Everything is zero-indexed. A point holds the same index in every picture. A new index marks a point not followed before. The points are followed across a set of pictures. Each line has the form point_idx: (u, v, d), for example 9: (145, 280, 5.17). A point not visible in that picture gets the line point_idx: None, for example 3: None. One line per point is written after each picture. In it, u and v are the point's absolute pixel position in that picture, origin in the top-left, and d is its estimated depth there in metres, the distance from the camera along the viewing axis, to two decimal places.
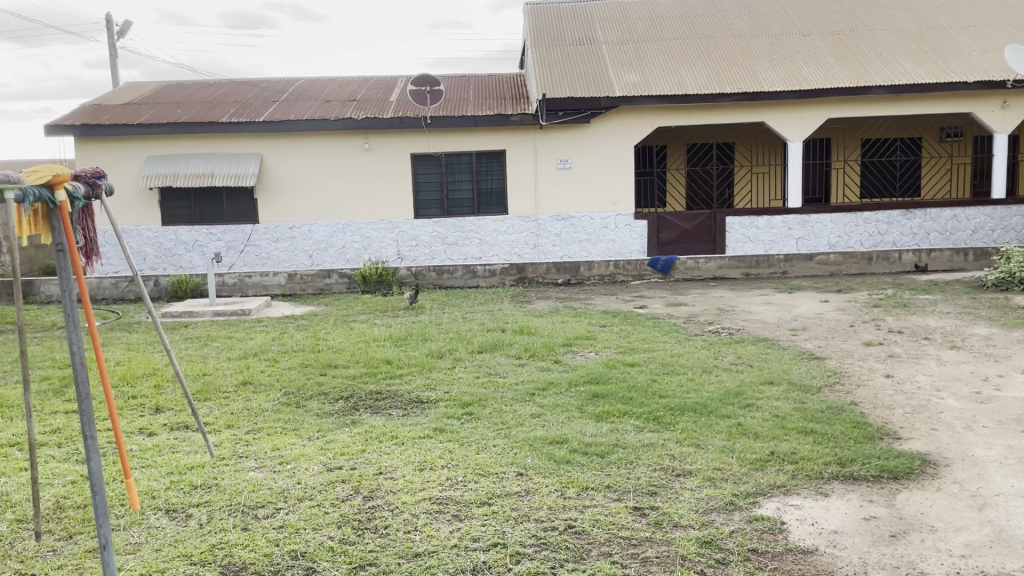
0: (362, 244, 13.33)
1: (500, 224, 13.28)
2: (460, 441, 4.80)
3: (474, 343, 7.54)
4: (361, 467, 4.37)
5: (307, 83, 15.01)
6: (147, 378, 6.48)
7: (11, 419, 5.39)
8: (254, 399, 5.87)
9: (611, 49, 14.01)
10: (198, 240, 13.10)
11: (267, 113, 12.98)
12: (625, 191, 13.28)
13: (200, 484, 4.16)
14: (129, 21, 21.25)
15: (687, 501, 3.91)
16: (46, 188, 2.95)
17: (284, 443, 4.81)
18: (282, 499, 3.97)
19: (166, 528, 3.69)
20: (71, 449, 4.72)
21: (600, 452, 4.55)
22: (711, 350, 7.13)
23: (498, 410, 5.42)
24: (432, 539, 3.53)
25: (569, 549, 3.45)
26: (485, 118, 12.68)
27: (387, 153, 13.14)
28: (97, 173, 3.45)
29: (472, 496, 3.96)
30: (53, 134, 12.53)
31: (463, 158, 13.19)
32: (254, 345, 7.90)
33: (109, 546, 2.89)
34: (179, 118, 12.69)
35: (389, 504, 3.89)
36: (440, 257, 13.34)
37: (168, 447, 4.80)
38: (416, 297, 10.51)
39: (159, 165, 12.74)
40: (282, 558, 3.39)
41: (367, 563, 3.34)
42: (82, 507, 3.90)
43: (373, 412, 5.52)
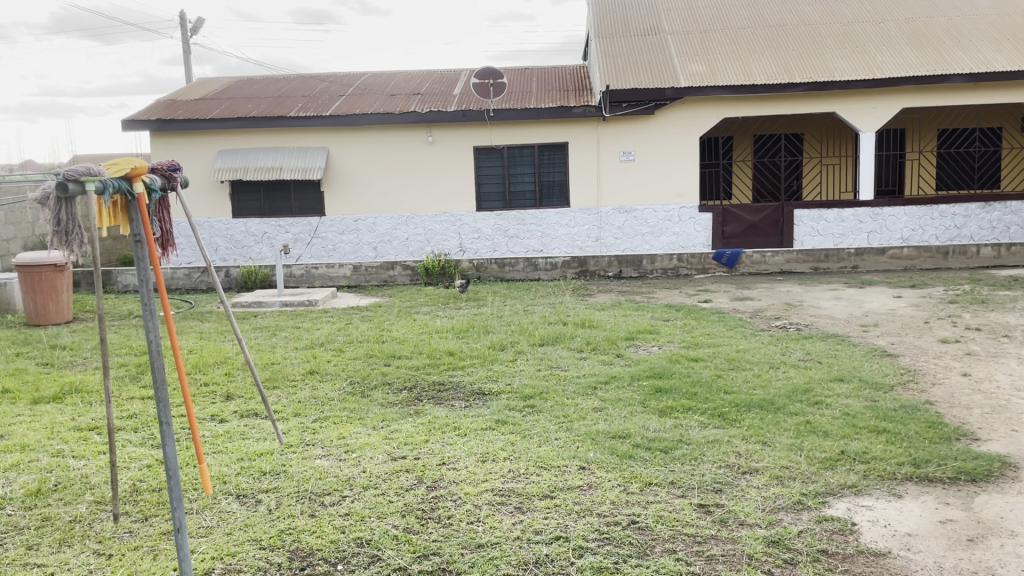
0: (425, 237, 13.46)
1: (562, 217, 13.24)
2: (522, 433, 4.80)
3: (536, 335, 7.54)
4: (425, 457, 4.41)
5: (373, 77, 15.23)
6: (219, 366, 6.66)
7: (91, 404, 5.60)
8: (321, 388, 5.99)
9: (676, 39, 13.80)
10: (267, 232, 13.39)
11: (333, 108, 13.18)
12: (689, 182, 13.10)
13: (269, 471, 4.25)
14: (202, 18, 21.76)
15: (755, 500, 3.83)
16: (125, 180, 3.04)
17: (349, 432, 4.89)
18: (348, 487, 4.04)
19: (237, 512, 3.79)
20: (146, 434, 4.87)
21: (664, 448, 4.49)
22: (778, 346, 6.98)
23: (560, 404, 5.39)
24: (495, 531, 3.54)
25: (634, 545, 3.42)
26: (547, 110, 12.63)
27: (450, 146, 13.21)
28: (172, 166, 3.54)
29: (534, 488, 3.96)
30: (131, 129, 12.97)
31: (526, 151, 13.17)
32: (322, 335, 8.05)
33: (183, 529, 2.98)
34: (250, 113, 12.99)
35: (452, 494, 3.92)
36: (502, 249, 13.37)
37: (238, 434, 4.92)
38: (467, 285, 11.23)
39: (231, 159, 13.08)
40: (348, 545, 3.44)
41: (431, 553, 3.38)
42: (157, 490, 4.03)
43: (436, 403, 5.55)
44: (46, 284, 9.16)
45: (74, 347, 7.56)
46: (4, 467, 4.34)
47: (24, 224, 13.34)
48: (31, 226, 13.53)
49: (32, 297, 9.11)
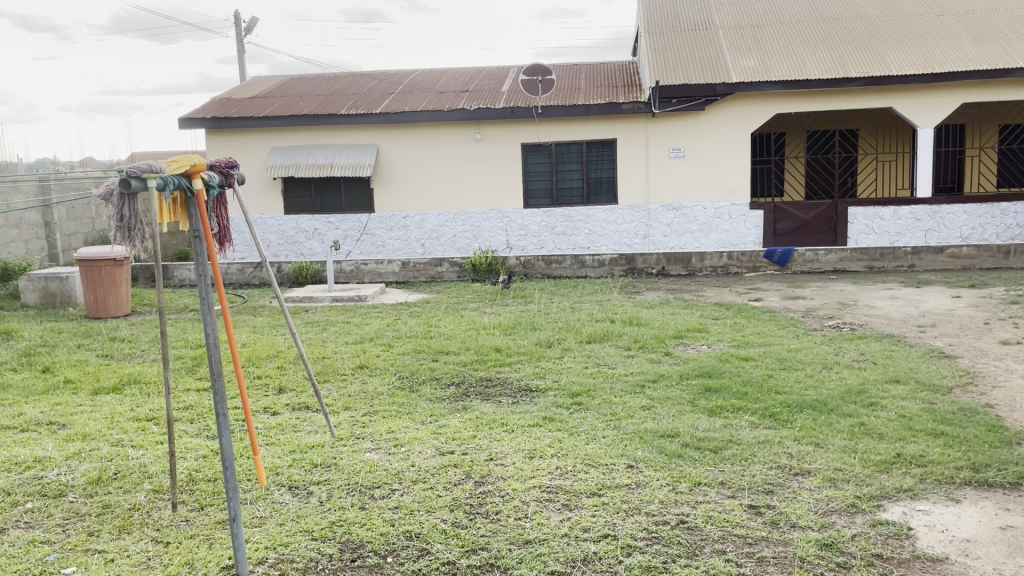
0: (473, 234, 13.52)
1: (609, 214, 13.16)
2: (570, 431, 4.79)
3: (584, 333, 7.51)
4: (473, 453, 4.43)
5: (423, 75, 15.34)
6: (271, 359, 6.78)
7: (149, 395, 5.75)
8: (371, 382, 6.07)
9: (728, 34, 13.62)
10: (318, 229, 13.58)
11: (383, 106, 13.30)
12: (740, 179, 12.92)
13: (320, 463, 4.32)
14: (256, 18, 22.11)
15: (807, 502, 3.77)
16: (184, 177, 3.11)
17: (398, 426, 4.94)
18: (397, 480, 4.08)
19: (289, 504, 3.85)
20: (202, 425, 4.99)
21: (714, 448, 4.44)
22: (831, 346, 6.85)
23: (607, 402, 5.37)
24: (542, 527, 3.55)
25: (683, 545, 3.39)
26: (596, 106, 12.57)
27: (498, 142, 13.23)
28: (230, 163, 3.61)
29: (583, 486, 3.95)
30: (187, 127, 13.26)
31: (574, 147, 13.12)
32: (371, 330, 8.13)
33: (238, 518, 3.08)
34: (302, 111, 13.18)
35: (500, 490, 3.94)
36: (549, 246, 13.36)
37: (291, 426, 5.00)
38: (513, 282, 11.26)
39: (283, 156, 13.28)
40: (398, 538, 3.48)
41: (479, 548, 3.39)
42: (213, 480, 4.13)
43: (483, 399, 5.58)
44: (105, 277, 9.43)
45: (132, 340, 7.77)
46: (67, 454, 4.49)
47: (85, 219, 13.76)
48: (91, 221, 13.94)
49: (93, 290, 9.38)
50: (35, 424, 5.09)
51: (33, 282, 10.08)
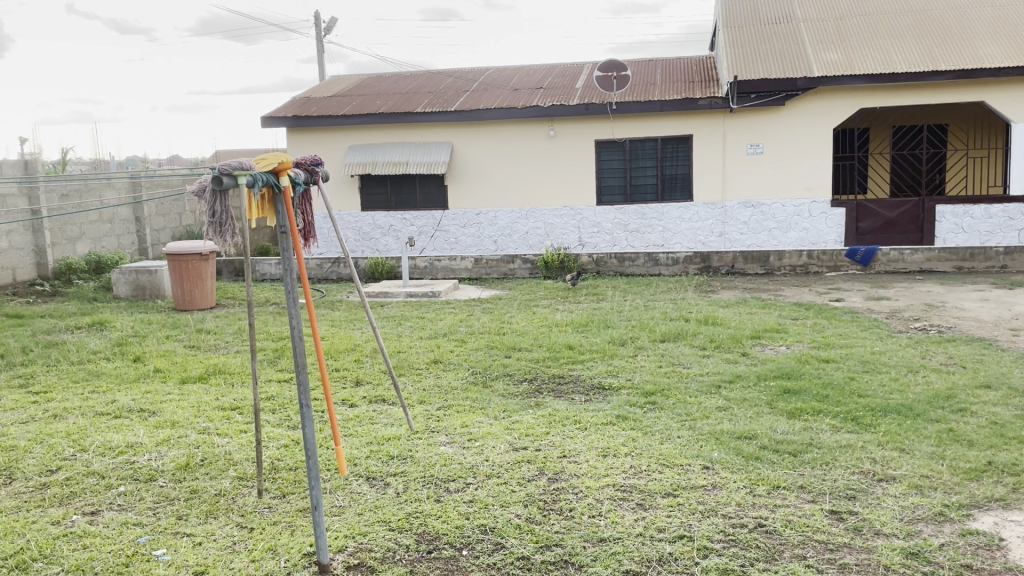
0: (545, 230, 13.52)
1: (684, 211, 12.99)
2: (644, 430, 4.75)
3: (658, 331, 7.44)
4: (546, 450, 4.44)
5: (497, 72, 15.42)
6: (349, 352, 6.93)
7: (233, 385, 5.95)
8: (445, 376, 6.15)
9: (810, 26, 13.27)
10: (393, 225, 13.80)
11: (458, 103, 13.43)
12: (821, 175, 12.59)
13: (397, 455, 4.40)
14: (335, 18, 22.58)
15: (891, 509, 3.66)
16: (273, 174, 3.20)
17: (472, 421, 4.98)
18: (472, 474, 4.12)
19: (367, 494, 3.93)
20: (283, 415, 5.13)
21: (793, 451, 4.35)
22: (917, 349, 6.62)
23: (682, 402, 5.30)
24: (617, 526, 3.53)
25: (761, 548, 3.33)
26: (672, 102, 12.41)
27: (572, 139, 13.20)
28: (315, 161, 3.72)
29: (657, 486, 3.92)
30: (269, 125, 13.64)
31: (649, 143, 12.98)
32: (444, 326, 8.22)
33: (319, 507, 3.16)
34: (379, 109, 13.41)
35: (574, 487, 3.94)
36: (621, 244, 13.26)
37: (368, 418, 5.11)
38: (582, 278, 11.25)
39: (360, 154, 13.54)
40: (473, 531, 3.52)
41: (554, 544, 3.40)
42: (294, 469, 4.24)
43: (556, 396, 5.57)
44: (193, 271, 9.78)
45: (217, 332, 8.04)
46: (157, 441, 4.68)
47: (173, 215, 14.30)
48: (178, 217, 14.47)
49: (180, 283, 9.74)
50: (127, 411, 5.32)
51: (125, 275, 10.53)
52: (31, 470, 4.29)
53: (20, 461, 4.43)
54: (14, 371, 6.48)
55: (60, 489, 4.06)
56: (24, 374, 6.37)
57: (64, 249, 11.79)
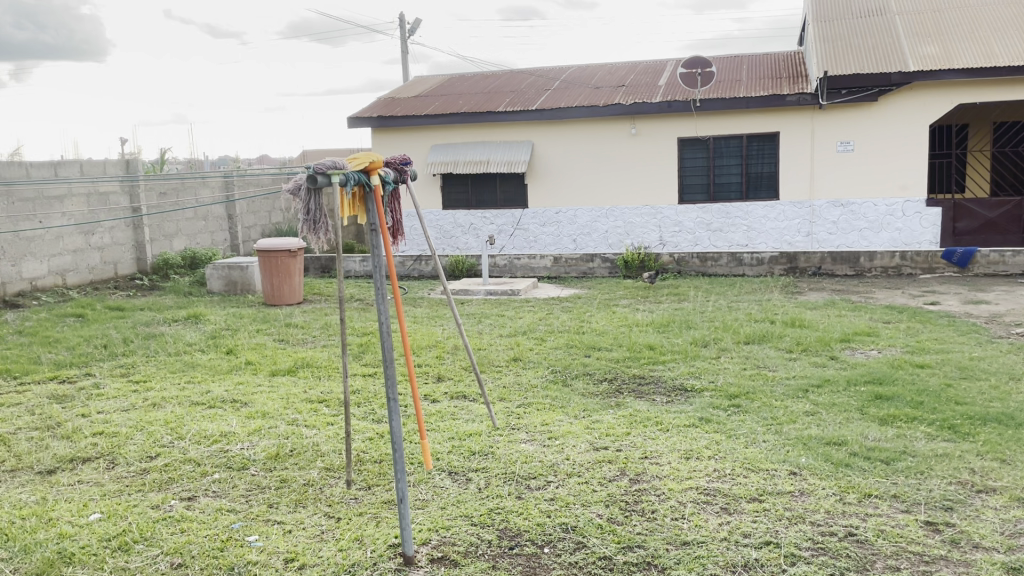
0: (625, 229, 13.41)
1: (770, 210, 12.69)
2: (727, 433, 4.67)
3: (742, 333, 7.30)
4: (627, 450, 4.42)
5: (579, 70, 15.37)
6: (430, 348, 7.03)
7: (320, 378, 6.10)
8: (525, 374, 6.18)
9: (905, 19, 12.78)
10: (474, 224, 13.92)
11: (540, 102, 13.45)
12: (916, 174, 12.11)
13: (478, 451, 4.44)
14: (419, 20, 22.92)
15: (991, 522, 3.50)
16: (364, 174, 3.28)
17: (553, 420, 4.99)
18: (553, 472, 4.13)
19: (450, 488, 3.99)
20: (368, 409, 5.25)
21: (885, 459, 4.20)
22: (1020, 356, 6.29)
23: (768, 405, 5.19)
24: (700, 529, 3.48)
25: (852, 558, 3.24)
26: (758, 98, 12.13)
27: (654, 137, 13.05)
28: (403, 160, 3.80)
29: (742, 490, 3.85)
30: (355, 126, 13.95)
31: (734, 141, 12.72)
32: (524, 324, 8.26)
33: (404, 499, 3.22)
34: (461, 108, 13.55)
35: (656, 489, 3.90)
36: (704, 243, 13.05)
37: (450, 414, 5.17)
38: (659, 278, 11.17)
39: (443, 153, 13.71)
40: (554, 529, 3.52)
41: (636, 545, 3.38)
42: (379, 461, 4.34)
43: (637, 397, 5.53)
44: (282, 266, 10.09)
45: (305, 326, 8.27)
46: (249, 430, 4.85)
47: (263, 213, 14.78)
48: (267, 215, 14.95)
49: (271, 278, 10.06)
50: (221, 401, 5.53)
51: (218, 270, 10.94)
52: (132, 456, 4.51)
53: (123, 447, 4.65)
54: (116, 361, 6.81)
55: (159, 475, 4.24)
56: (125, 364, 6.69)
57: (161, 245, 12.31)
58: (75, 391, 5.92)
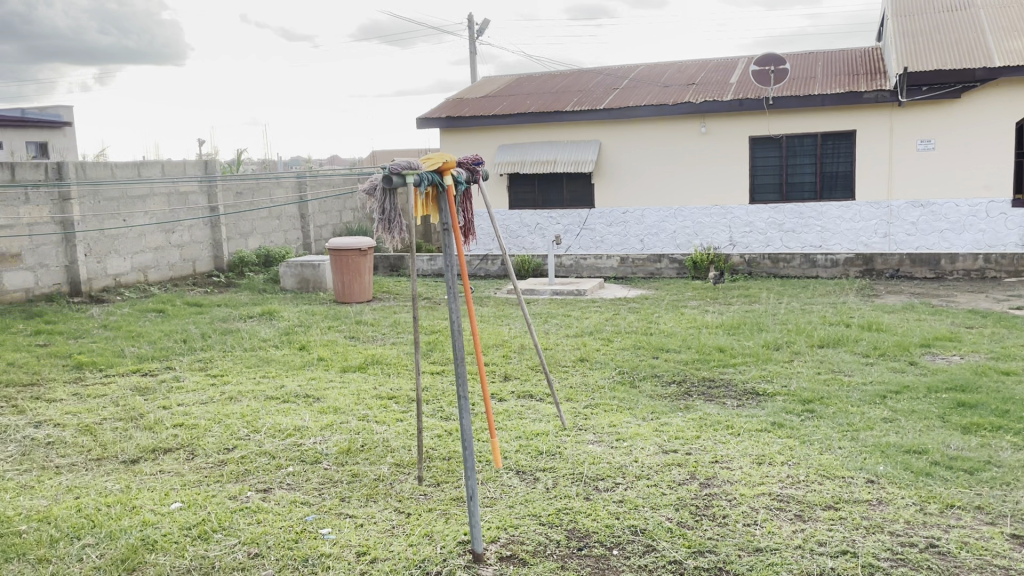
0: (694, 229, 13.22)
1: (845, 211, 12.35)
2: (801, 438, 4.56)
3: (815, 336, 7.12)
4: (697, 454, 4.35)
5: (648, 69, 15.23)
6: (497, 347, 7.06)
7: (390, 375, 6.20)
8: (592, 375, 6.15)
9: (991, 13, 12.28)
10: (540, 223, 13.92)
11: (608, 102, 13.38)
12: (1002, 173, 11.63)
13: (546, 451, 4.44)
14: (488, 21, 23.04)
15: None
16: (437, 174, 3.30)
17: (620, 421, 4.95)
18: (621, 474, 4.10)
19: (518, 487, 4.00)
20: (437, 407, 5.30)
21: (969, 469, 4.04)
22: None
23: (843, 411, 5.06)
24: (774, 536, 3.41)
25: (933, 569, 3.13)
26: (833, 96, 11.83)
27: (725, 136, 12.84)
28: (476, 160, 3.81)
29: (817, 497, 3.76)
30: (424, 126, 14.11)
31: (808, 139, 12.42)
32: (591, 324, 8.22)
33: (474, 497, 3.24)
34: (529, 108, 13.58)
35: (727, 494, 3.84)
36: (775, 244, 12.77)
37: (517, 413, 5.19)
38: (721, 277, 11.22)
39: (510, 153, 13.76)
40: (623, 531, 3.50)
41: (707, 550, 3.33)
42: (447, 458, 4.38)
43: (706, 400, 5.45)
44: (352, 265, 10.27)
45: (375, 324, 8.40)
46: (322, 425, 4.95)
47: (334, 212, 15.08)
48: (338, 214, 15.24)
49: (341, 277, 10.25)
50: (294, 396, 5.66)
51: (291, 268, 11.20)
52: (210, 447, 4.65)
53: (201, 438, 4.80)
54: (195, 355, 7.03)
55: (235, 467, 4.37)
56: (203, 359, 6.90)
57: (237, 244, 12.67)
58: (157, 383, 6.14)
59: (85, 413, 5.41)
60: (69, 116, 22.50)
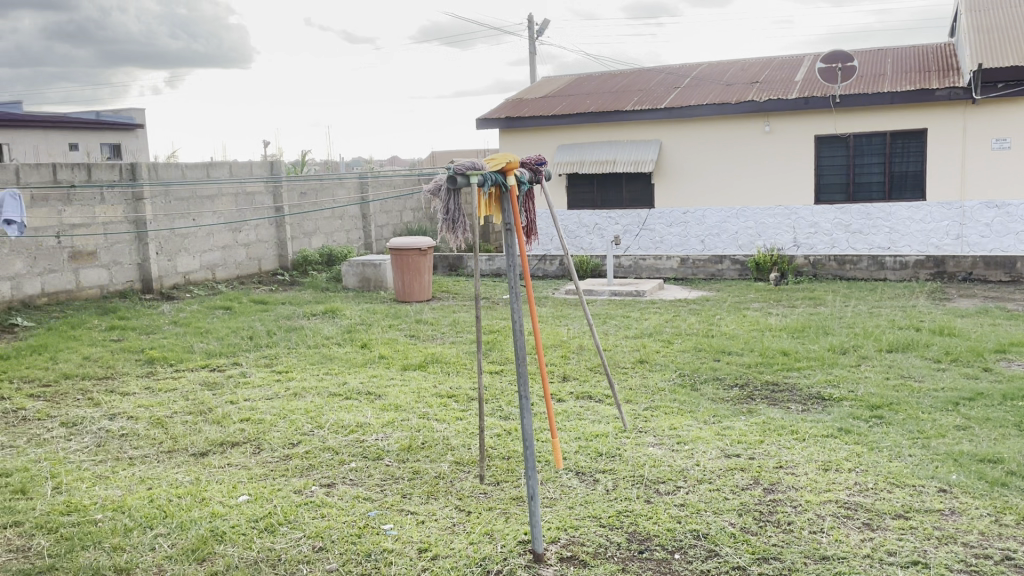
0: (757, 230, 12.80)
1: (915, 211, 11.94)
2: (869, 445, 4.45)
3: (883, 340, 6.93)
4: (761, 458, 4.28)
5: (711, 67, 15.05)
6: (556, 348, 7.05)
7: (449, 374, 6.25)
8: (652, 377, 6.10)
9: None
10: (598, 223, 13.82)
11: (669, 101, 13.26)
12: None
13: (605, 452, 4.42)
14: (548, 21, 23.03)
15: None
16: (501, 174, 3.31)
17: (681, 424, 4.91)
18: (682, 478, 4.06)
19: (578, 488, 3.99)
20: (497, 406, 5.32)
21: None
22: None
23: (913, 417, 4.91)
24: (841, 545, 3.33)
25: None
26: (903, 93, 11.51)
27: (790, 135, 12.59)
28: (539, 160, 3.81)
29: (887, 506, 3.66)
30: (484, 126, 14.18)
31: (876, 138, 12.10)
32: (650, 325, 8.15)
33: (535, 497, 3.25)
34: (589, 108, 13.55)
35: (792, 500, 3.76)
36: (842, 245, 12.40)
37: (576, 414, 5.18)
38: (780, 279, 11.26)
39: (569, 153, 13.74)
40: (685, 536, 3.46)
41: (771, 557, 3.27)
42: (507, 458, 4.39)
43: (770, 404, 5.36)
44: (412, 264, 10.40)
45: (435, 323, 8.48)
46: (383, 422, 5.02)
47: (395, 212, 15.25)
48: (399, 214, 15.41)
49: (402, 276, 10.38)
50: (356, 393, 5.75)
51: (353, 267, 11.37)
52: (276, 442, 4.76)
53: (267, 433, 4.92)
54: (261, 352, 7.20)
55: (300, 461, 4.46)
56: (269, 355, 7.06)
57: (301, 243, 12.92)
58: (225, 378, 6.31)
59: (157, 406, 5.59)
60: (140, 118, 23.22)
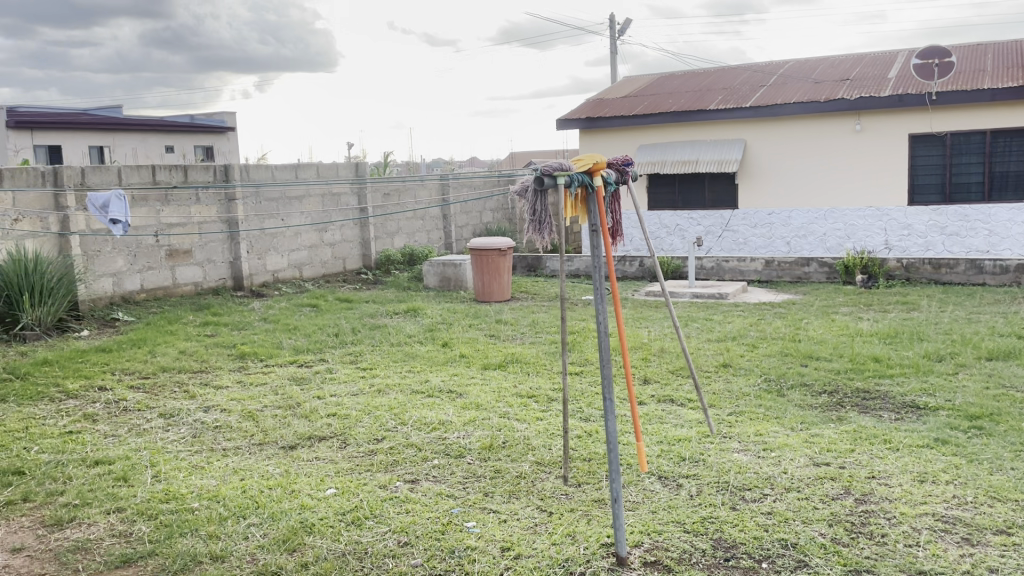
0: (846, 232, 12.51)
1: (1017, 213, 11.42)
2: (969, 457, 4.26)
3: (983, 348, 6.62)
4: (852, 468, 4.16)
5: (798, 65, 14.67)
6: (637, 350, 6.99)
7: (530, 374, 6.27)
8: (736, 381, 5.98)
9: None
10: (680, 224, 13.64)
11: (755, 100, 12.98)
12: None
13: (688, 457, 4.36)
14: (630, 20, 22.87)
15: None
16: (587, 175, 3.32)
17: (766, 430, 4.80)
18: (769, 485, 3.97)
19: (661, 492, 3.95)
20: (577, 408, 5.31)
21: None
22: None
23: (1016, 429, 4.68)
24: (938, 559, 3.21)
25: None
26: (1006, 89, 10.97)
27: (882, 134, 12.15)
28: (626, 161, 3.80)
29: (987, 520, 3.50)
30: (565, 127, 14.16)
31: (975, 137, 11.56)
32: (733, 329, 7.99)
33: (617, 498, 3.23)
34: (672, 108, 13.38)
35: (885, 512, 3.64)
36: (936, 248, 11.95)
37: (657, 417, 5.13)
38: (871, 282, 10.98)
39: (651, 153, 13.59)
40: (773, 544, 3.39)
41: (863, 569, 3.17)
42: (588, 459, 4.38)
43: (861, 411, 5.19)
44: (492, 264, 10.45)
45: (514, 323, 8.52)
46: (465, 420, 5.07)
47: (475, 213, 15.37)
48: (479, 215, 15.53)
49: (481, 276, 10.45)
50: (438, 391, 5.83)
51: (434, 267, 11.52)
52: (361, 438, 4.86)
53: (353, 428, 5.03)
54: (346, 349, 7.36)
55: (385, 457, 4.55)
56: (354, 352, 7.21)
57: (384, 243, 13.17)
58: (312, 374, 6.50)
59: (248, 400, 5.79)
60: (232, 123, 24.03)
